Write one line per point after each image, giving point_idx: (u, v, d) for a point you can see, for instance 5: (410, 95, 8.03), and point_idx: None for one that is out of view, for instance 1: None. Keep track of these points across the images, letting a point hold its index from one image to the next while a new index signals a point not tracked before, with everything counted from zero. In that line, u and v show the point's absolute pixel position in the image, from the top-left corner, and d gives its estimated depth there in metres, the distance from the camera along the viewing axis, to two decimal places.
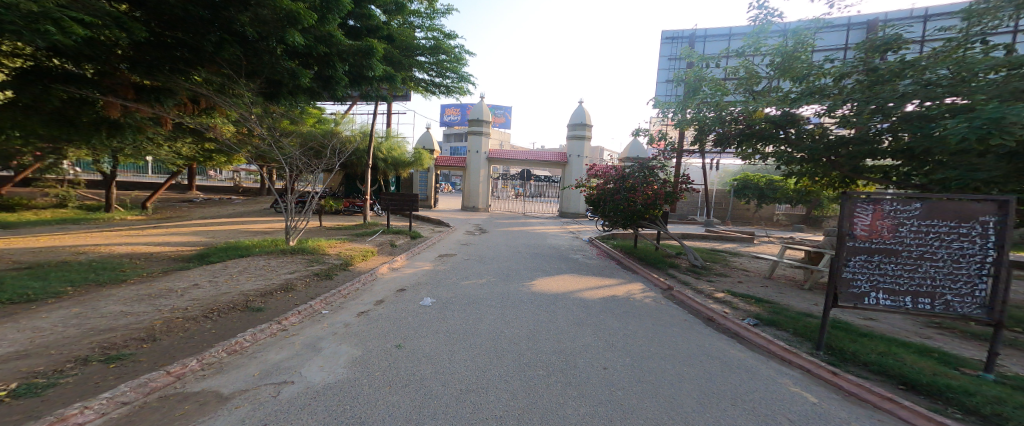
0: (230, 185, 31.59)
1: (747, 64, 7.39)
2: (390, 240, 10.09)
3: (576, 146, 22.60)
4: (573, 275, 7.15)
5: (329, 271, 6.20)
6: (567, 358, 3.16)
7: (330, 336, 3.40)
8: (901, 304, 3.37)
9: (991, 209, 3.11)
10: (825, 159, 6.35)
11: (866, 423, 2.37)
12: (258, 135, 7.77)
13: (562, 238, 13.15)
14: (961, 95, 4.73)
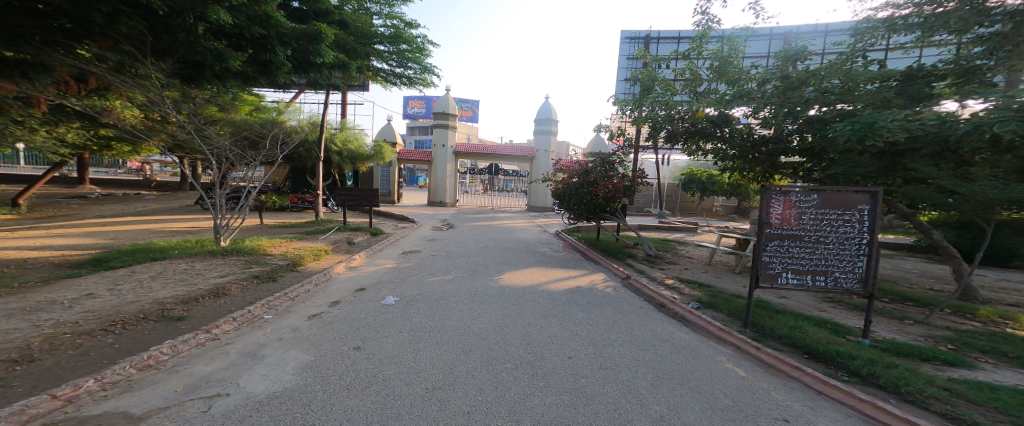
0: (140, 180, 27.65)
1: (692, 67, 7.84)
2: (347, 237, 9.57)
3: (542, 141, 22.88)
4: (534, 268, 7.32)
5: (267, 273, 5.69)
6: (531, 349, 3.25)
7: (275, 342, 3.16)
8: (806, 282, 3.91)
9: (866, 199, 3.76)
10: (752, 156, 7.14)
11: (781, 392, 2.73)
12: (174, 122, 6.88)
13: (530, 232, 13.36)
14: (848, 102, 5.57)
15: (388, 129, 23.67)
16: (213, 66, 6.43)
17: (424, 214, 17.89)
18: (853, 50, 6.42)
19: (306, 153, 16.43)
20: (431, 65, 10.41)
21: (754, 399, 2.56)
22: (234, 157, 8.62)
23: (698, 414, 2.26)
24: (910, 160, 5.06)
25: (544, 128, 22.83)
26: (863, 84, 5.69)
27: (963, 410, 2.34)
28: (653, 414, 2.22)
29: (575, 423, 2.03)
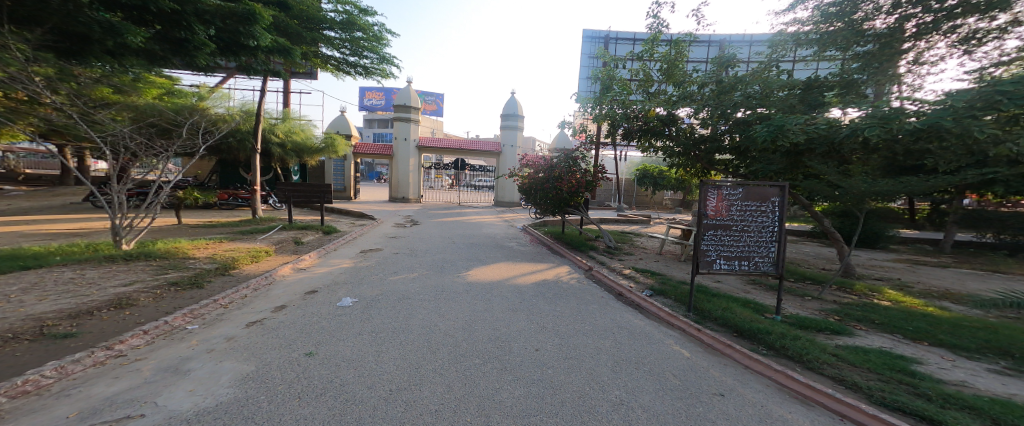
0: (15, 172, 22.88)
1: (646, 68, 8.34)
2: (291, 236, 8.80)
3: (508, 136, 22.49)
4: (499, 263, 7.32)
5: (190, 279, 4.99)
6: (498, 343, 3.27)
7: (204, 354, 2.83)
8: (735, 266, 4.40)
9: (776, 192, 4.34)
10: (694, 153, 7.69)
11: (718, 368, 3.08)
12: (50, 104, 5.71)
13: (498, 227, 13.31)
14: (767, 106, 6.28)
15: (340, 121, 21.97)
16: (108, 42, 5.42)
17: (386, 210, 16.98)
18: (767, 60, 7.36)
19: (237, 145, 14.64)
20: (389, 56, 9.88)
21: (697, 377, 2.85)
22: (138, 146, 7.34)
23: (652, 395, 2.46)
24: (813, 159, 5.91)
25: (510, 123, 22.45)
26: (776, 92, 6.45)
27: (848, 373, 2.85)
28: (614, 398, 2.37)
29: (543, 413, 2.10)
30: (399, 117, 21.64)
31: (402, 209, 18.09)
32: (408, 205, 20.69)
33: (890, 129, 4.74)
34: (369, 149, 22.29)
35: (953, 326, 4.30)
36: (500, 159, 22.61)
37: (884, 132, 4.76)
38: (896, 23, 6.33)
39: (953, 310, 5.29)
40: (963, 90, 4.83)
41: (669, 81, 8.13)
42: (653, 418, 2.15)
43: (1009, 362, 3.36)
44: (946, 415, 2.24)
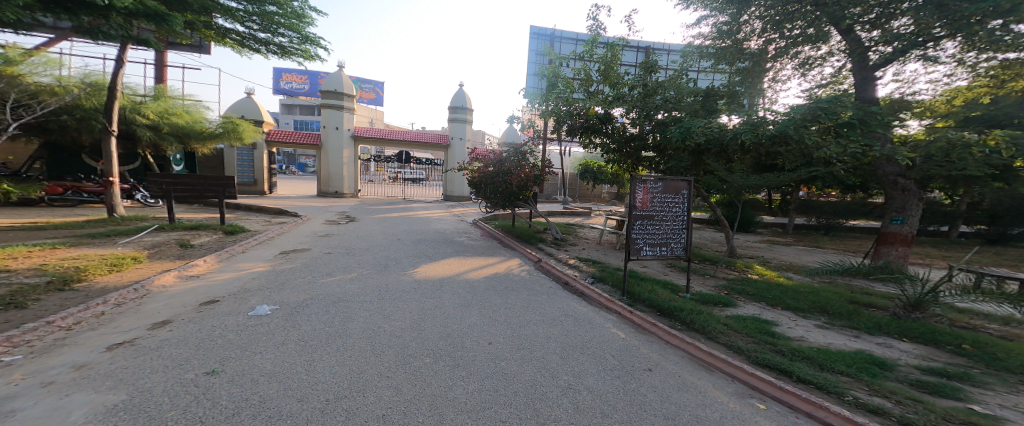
0: None
1: (586, 69, 8.81)
2: (177, 238, 7.22)
3: (457, 129, 21.52)
4: (448, 258, 7.06)
5: (1, 299, 3.71)
6: (449, 341, 3.18)
7: (40, 390, 2.17)
8: (656, 252, 5.00)
9: (685, 186, 5.02)
10: (626, 150, 8.20)
11: (647, 346, 3.49)
12: None
13: (450, 221, 12.81)
14: (680, 110, 7.28)
15: (247, 102, 18.59)
16: None
17: (314, 206, 14.98)
18: (679, 68, 8.29)
19: (77, 124, 11.43)
20: (312, 35, 8.75)
21: (630, 355, 3.19)
22: None
23: (596, 377, 2.69)
24: (711, 158, 7.00)
25: (458, 115, 21.53)
26: (686, 97, 7.49)
27: (735, 340, 3.52)
28: (563, 383, 2.54)
29: (497, 405, 2.16)
30: (329, 104, 19.30)
31: (332, 204, 16.11)
32: (338, 200, 18.56)
33: (757, 133, 5.97)
34: (287, 136, 19.39)
35: (800, 292, 5.55)
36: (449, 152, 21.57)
37: (755, 136, 5.96)
38: (761, 45, 8.18)
39: (798, 279, 6.86)
40: (799, 105, 6.31)
41: (606, 82, 8.43)
42: (598, 399, 2.36)
43: (829, 318, 4.51)
44: (794, 367, 2.97)
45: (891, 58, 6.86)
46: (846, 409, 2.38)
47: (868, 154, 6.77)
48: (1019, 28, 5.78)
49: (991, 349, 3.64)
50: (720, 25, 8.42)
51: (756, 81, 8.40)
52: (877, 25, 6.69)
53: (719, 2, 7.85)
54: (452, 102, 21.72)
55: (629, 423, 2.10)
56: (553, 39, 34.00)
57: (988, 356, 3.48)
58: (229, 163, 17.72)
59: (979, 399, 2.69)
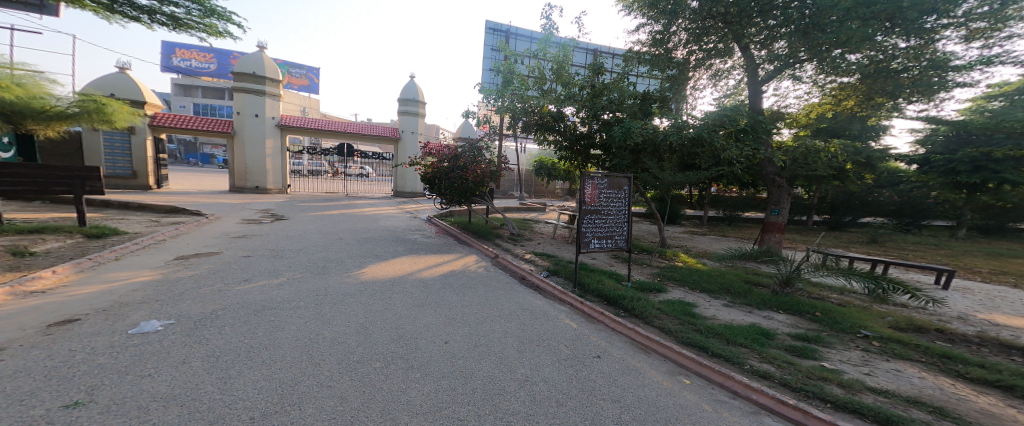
0: None
1: (541, 67, 9.44)
2: (22, 245, 5.70)
3: (408, 122, 20.37)
4: (398, 257, 6.68)
5: None
6: (400, 343, 3.01)
7: None
8: (603, 245, 5.31)
9: (626, 182, 5.45)
10: (576, 148, 8.52)
11: (595, 334, 3.69)
12: None
13: (403, 218, 12.16)
14: (618, 112, 7.58)
15: (121, 77, 15.48)
16: None
17: (229, 203, 13.07)
18: (623, 72, 8.70)
19: None
20: (217, 7, 7.51)
21: (582, 344, 3.37)
22: None
23: (551, 368, 2.79)
24: (647, 157, 7.52)
25: (408, 108, 20.40)
26: (627, 100, 7.71)
27: (666, 323, 3.91)
28: (520, 376, 2.59)
29: (454, 404, 2.13)
30: (246, 88, 16.98)
31: (255, 201, 14.25)
32: (257, 195, 16.39)
33: (682, 135, 6.63)
34: (192, 123, 16.57)
35: (715, 276, 6.36)
36: (399, 146, 20.36)
37: (681, 137, 6.67)
38: (685, 56, 9.02)
39: (710, 264, 7.88)
40: (710, 112, 7.11)
41: (558, 80, 8.93)
42: (553, 389, 2.46)
43: (732, 297, 5.25)
44: (708, 342, 3.41)
45: (772, 75, 8.17)
46: (746, 377, 2.83)
47: (751, 159, 7.92)
48: (852, 58, 7.25)
49: (833, 314, 4.60)
50: (655, 33, 9.03)
51: (680, 88, 9.45)
52: (765, 45, 7.86)
53: (654, 12, 8.54)
54: (402, 94, 20.56)
55: (581, 409, 2.23)
56: (508, 35, 34.08)
57: (831, 320, 4.40)
58: (95, 150, 14.89)
59: (828, 356, 3.40)
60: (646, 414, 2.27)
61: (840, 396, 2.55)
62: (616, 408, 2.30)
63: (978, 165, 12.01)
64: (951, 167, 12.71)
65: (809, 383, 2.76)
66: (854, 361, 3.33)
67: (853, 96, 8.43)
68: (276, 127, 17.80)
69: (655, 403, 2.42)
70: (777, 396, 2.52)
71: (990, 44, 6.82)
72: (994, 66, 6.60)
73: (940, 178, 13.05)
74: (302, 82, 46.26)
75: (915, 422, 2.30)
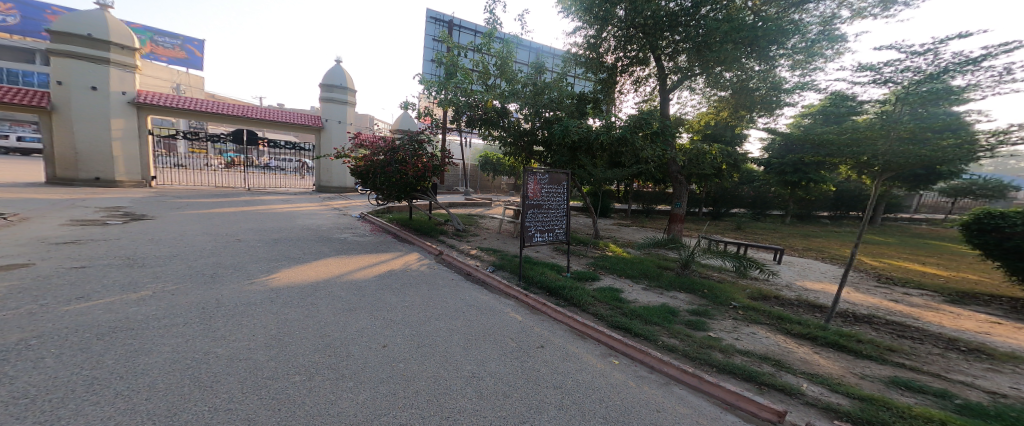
0: None
1: (484, 61, 8.66)
2: None
3: (334, 110, 18.50)
4: (319, 259, 6.03)
5: None
6: (329, 352, 2.75)
7: None
8: (544, 238, 5.50)
9: (564, 177, 5.69)
10: (521, 144, 8.65)
11: (537, 325, 3.81)
12: None
13: (331, 216, 11.07)
14: (552, 109, 7.89)
15: None
16: None
17: (81, 202, 10.41)
18: (562, 73, 8.99)
19: None
20: None
21: (527, 336, 3.46)
22: None
23: (498, 362, 2.81)
24: (582, 154, 8.00)
25: (334, 95, 18.48)
26: (565, 99, 8.08)
27: (599, 309, 4.22)
28: (467, 373, 2.57)
29: (395, 409, 2.03)
30: (74, 53, 13.49)
31: (92, 198, 11.43)
32: (106, 190, 13.19)
33: (610, 135, 7.22)
34: None
35: (636, 263, 7.05)
36: (323, 135, 18.43)
37: (610, 137, 7.24)
38: (614, 61, 9.67)
39: (632, 252, 8.70)
40: (632, 115, 7.76)
41: (502, 77, 8.75)
42: (500, 382, 2.49)
43: (648, 281, 5.90)
44: (630, 324, 3.79)
45: (677, 84, 9.35)
46: (659, 352, 3.21)
47: (663, 158, 8.99)
48: (726, 75, 8.71)
49: (716, 290, 5.46)
50: (589, 38, 9.55)
51: (610, 91, 10.03)
52: (671, 57, 8.91)
53: (588, 17, 9.04)
54: (327, 79, 18.63)
55: (527, 399, 2.30)
56: (450, 26, 33.23)
57: (713, 295, 5.23)
58: None
59: (712, 327, 4.03)
60: (585, 396, 2.43)
61: (723, 361, 3.05)
62: (558, 394, 2.42)
63: (797, 168, 16.17)
64: (782, 169, 16.77)
65: (701, 351, 3.24)
66: (728, 329, 4.01)
67: (728, 108, 9.84)
68: (128, 105, 14.60)
69: (591, 386, 2.60)
70: (682, 367, 2.91)
71: (804, 74, 8.56)
72: (805, 91, 8.36)
73: (775, 178, 17.11)
74: (176, 54, 38.44)
75: (767, 375, 2.88)
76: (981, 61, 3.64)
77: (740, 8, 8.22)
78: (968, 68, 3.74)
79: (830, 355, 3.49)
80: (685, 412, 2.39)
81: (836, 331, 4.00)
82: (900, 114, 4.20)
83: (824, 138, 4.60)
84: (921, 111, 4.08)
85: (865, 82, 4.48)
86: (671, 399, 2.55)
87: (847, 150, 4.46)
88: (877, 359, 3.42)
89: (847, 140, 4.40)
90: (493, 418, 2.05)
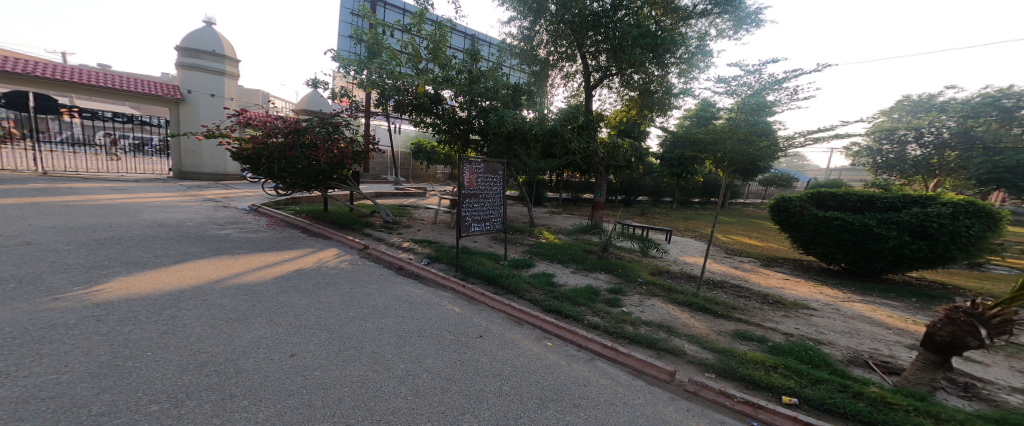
0: None
1: (414, 43, 8.09)
2: None
3: (205, 81, 16.01)
4: (188, 260, 4.99)
5: None
6: (226, 365, 2.40)
7: None
8: (481, 228, 5.49)
9: (500, 167, 5.72)
10: (456, 132, 8.41)
11: (473, 315, 3.82)
12: None
13: (206, 208, 9.23)
14: (489, 98, 7.83)
15: None
16: None
17: None
18: (498, 62, 8.87)
19: None
20: None
21: (463, 327, 3.44)
22: None
23: (434, 357, 2.75)
24: (517, 145, 8.15)
25: (205, 63, 15.97)
26: (501, 89, 8.05)
27: (533, 295, 4.40)
28: (401, 372, 2.47)
29: (314, 422, 1.87)
30: None
31: None
32: None
33: (542, 127, 7.52)
34: None
35: (566, 248, 7.47)
36: (187, 109, 15.81)
37: (543, 129, 7.59)
38: (546, 55, 9.94)
39: (563, 239, 9.22)
40: (561, 110, 8.07)
41: (434, 62, 8.28)
42: (437, 377, 2.45)
43: (575, 264, 6.33)
44: (561, 306, 4.03)
45: (598, 82, 9.98)
46: (586, 331, 3.47)
47: (587, 151, 9.65)
48: (636, 76, 9.57)
49: (627, 269, 6.10)
50: (523, 30, 9.71)
51: (543, 84, 10.36)
52: (593, 56, 9.49)
53: (522, 8, 9.17)
54: (194, 43, 15.94)
55: (466, 391, 2.30)
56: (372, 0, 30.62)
57: (626, 273, 5.84)
58: None
59: (626, 302, 4.50)
60: (521, 381, 2.52)
61: (635, 334, 3.42)
62: (496, 382, 2.48)
63: (680, 162, 19.01)
64: (670, 163, 19.55)
65: (617, 326, 3.59)
66: (635, 303, 4.53)
67: (636, 107, 10.79)
68: None
69: (527, 370, 2.71)
70: (604, 343, 3.18)
71: (686, 82, 9.87)
72: (686, 96, 9.69)
73: (666, 169, 19.82)
74: None
75: (664, 341, 3.34)
76: (783, 82, 4.76)
77: (646, 17, 9.01)
78: (776, 87, 4.84)
79: (709, 318, 4.18)
80: (607, 383, 2.64)
81: (704, 297, 4.83)
82: (739, 121, 5.12)
83: (695, 137, 5.35)
84: (751, 119, 5.07)
85: (720, 92, 5.37)
86: (594, 373, 2.79)
87: (709, 148, 5.27)
88: (731, 316, 4.24)
89: (710, 139, 5.21)
90: (429, 414, 2.01)
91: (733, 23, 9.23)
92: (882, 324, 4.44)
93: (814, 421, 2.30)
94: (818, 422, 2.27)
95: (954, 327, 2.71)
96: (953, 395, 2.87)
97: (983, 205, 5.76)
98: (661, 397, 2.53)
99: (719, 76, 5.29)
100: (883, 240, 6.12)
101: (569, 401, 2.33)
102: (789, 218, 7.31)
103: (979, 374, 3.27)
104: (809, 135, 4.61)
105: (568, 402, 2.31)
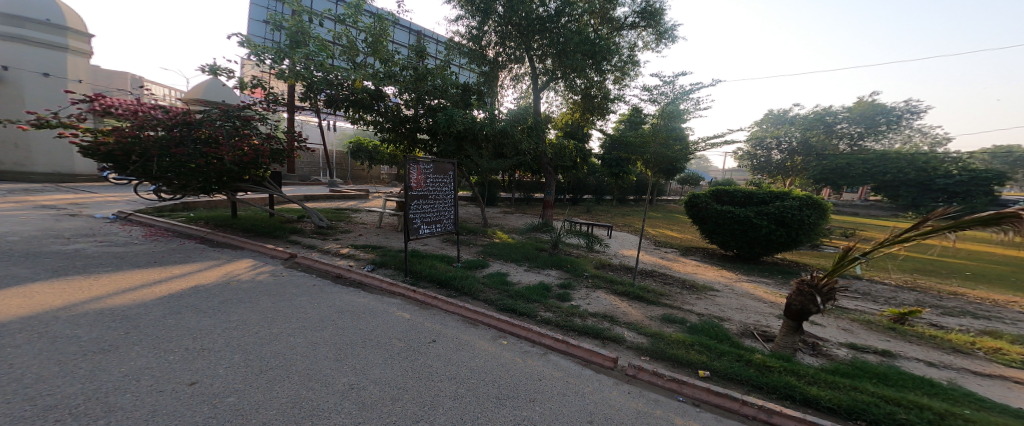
0: None
1: (349, 35, 7.55)
2: None
3: (29, 57, 13.90)
4: (15, 285, 3.90)
5: None
6: (91, 406, 1.95)
7: None
8: (430, 230, 5.32)
9: (450, 168, 5.60)
10: (401, 130, 8.04)
11: (423, 320, 3.69)
12: None
13: (41, 220, 7.29)
14: (435, 97, 7.64)
15: None
16: None
17: None
18: (446, 60, 8.65)
19: None
20: None
21: (414, 333, 3.33)
22: None
23: (382, 366, 2.63)
24: (468, 145, 8.06)
25: (29, 34, 13.85)
26: (449, 88, 7.87)
27: (486, 295, 4.39)
28: (342, 387, 2.31)
29: None
30: None
31: None
32: None
33: (491, 127, 7.58)
34: None
35: (516, 247, 7.58)
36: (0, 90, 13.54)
37: (493, 130, 7.70)
38: (495, 56, 9.90)
39: (515, 238, 9.33)
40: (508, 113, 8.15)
41: (374, 56, 7.77)
42: (386, 388, 2.33)
43: (526, 262, 6.46)
44: (515, 304, 4.09)
45: (545, 85, 10.24)
46: (538, 327, 3.56)
47: (537, 152, 9.87)
48: (579, 81, 10.02)
49: (574, 264, 6.38)
50: (471, 29, 9.65)
51: (493, 84, 10.21)
52: (539, 60, 9.75)
53: (470, 7, 9.18)
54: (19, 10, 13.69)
55: (418, 398, 2.23)
56: None
57: (572, 268, 6.10)
58: None
59: (573, 296, 4.70)
60: (478, 382, 2.50)
61: (583, 326, 3.58)
62: (453, 385, 2.44)
63: (615, 163, 20.24)
64: (607, 163, 20.75)
65: (566, 320, 3.73)
66: (583, 296, 4.75)
67: (581, 110, 11.18)
68: None
69: (483, 370, 2.70)
70: (556, 337, 3.29)
71: (621, 89, 10.53)
72: (620, 102, 10.35)
73: (604, 169, 20.93)
74: None
75: (605, 330, 3.55)
76: (692, 93, 5.34)
77: (586, 24, 9.48)
78: (686, 97, 5.40)
79: (644, 306, 4.51)
80: (559, 375, 2.74)
81: (638, 286, 5.22)
82: (661, 127, 5.61)
83: (626, 140, 5.75)
84: (669, 126, 5.60)
85: (645, 100, 5.83)
86: (548, 366, 2.87)
87: (637, 150, 5.69)
88: (659, 302, 4.64)
89: (638, 142, 5.62)
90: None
91: (656, 37, 10.02)
92: (763, 299, 5.21)
93: (725, 390, 2.61)
94: (730, 392, 2.57)
95: (802, 297, 3.22)
96: (807, 354, 3.42)
97: (818, 198, 7.06)
98: (606, 382, 2.69)
99: (645, 85, 5.76)
100: (759, 229, 7.16)
101: (525, 396, 2.37)
102: (697, 212, 8.03)
103: (821, 334, 3.96)
104: (709, 141, 5.24)
105: (524, 397, 2.35)
